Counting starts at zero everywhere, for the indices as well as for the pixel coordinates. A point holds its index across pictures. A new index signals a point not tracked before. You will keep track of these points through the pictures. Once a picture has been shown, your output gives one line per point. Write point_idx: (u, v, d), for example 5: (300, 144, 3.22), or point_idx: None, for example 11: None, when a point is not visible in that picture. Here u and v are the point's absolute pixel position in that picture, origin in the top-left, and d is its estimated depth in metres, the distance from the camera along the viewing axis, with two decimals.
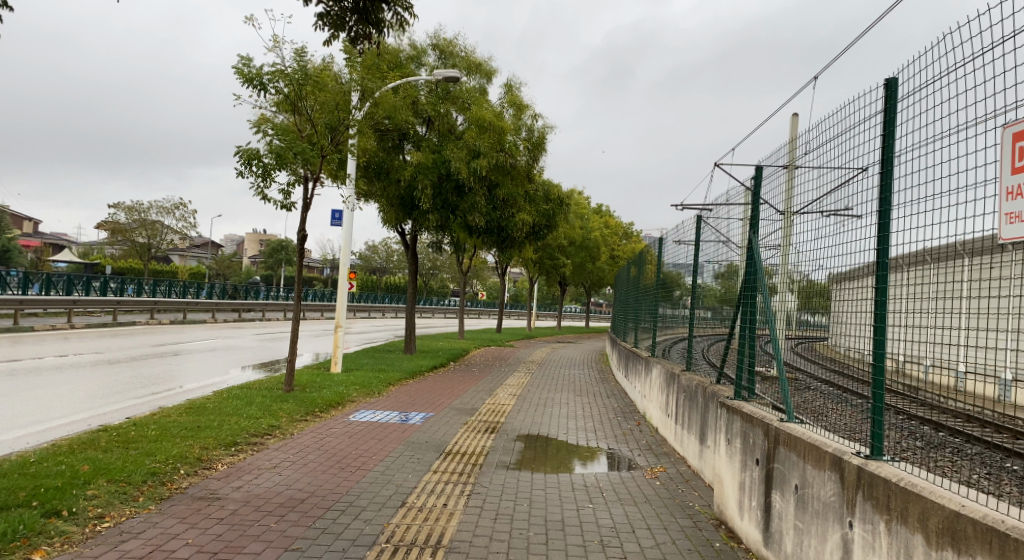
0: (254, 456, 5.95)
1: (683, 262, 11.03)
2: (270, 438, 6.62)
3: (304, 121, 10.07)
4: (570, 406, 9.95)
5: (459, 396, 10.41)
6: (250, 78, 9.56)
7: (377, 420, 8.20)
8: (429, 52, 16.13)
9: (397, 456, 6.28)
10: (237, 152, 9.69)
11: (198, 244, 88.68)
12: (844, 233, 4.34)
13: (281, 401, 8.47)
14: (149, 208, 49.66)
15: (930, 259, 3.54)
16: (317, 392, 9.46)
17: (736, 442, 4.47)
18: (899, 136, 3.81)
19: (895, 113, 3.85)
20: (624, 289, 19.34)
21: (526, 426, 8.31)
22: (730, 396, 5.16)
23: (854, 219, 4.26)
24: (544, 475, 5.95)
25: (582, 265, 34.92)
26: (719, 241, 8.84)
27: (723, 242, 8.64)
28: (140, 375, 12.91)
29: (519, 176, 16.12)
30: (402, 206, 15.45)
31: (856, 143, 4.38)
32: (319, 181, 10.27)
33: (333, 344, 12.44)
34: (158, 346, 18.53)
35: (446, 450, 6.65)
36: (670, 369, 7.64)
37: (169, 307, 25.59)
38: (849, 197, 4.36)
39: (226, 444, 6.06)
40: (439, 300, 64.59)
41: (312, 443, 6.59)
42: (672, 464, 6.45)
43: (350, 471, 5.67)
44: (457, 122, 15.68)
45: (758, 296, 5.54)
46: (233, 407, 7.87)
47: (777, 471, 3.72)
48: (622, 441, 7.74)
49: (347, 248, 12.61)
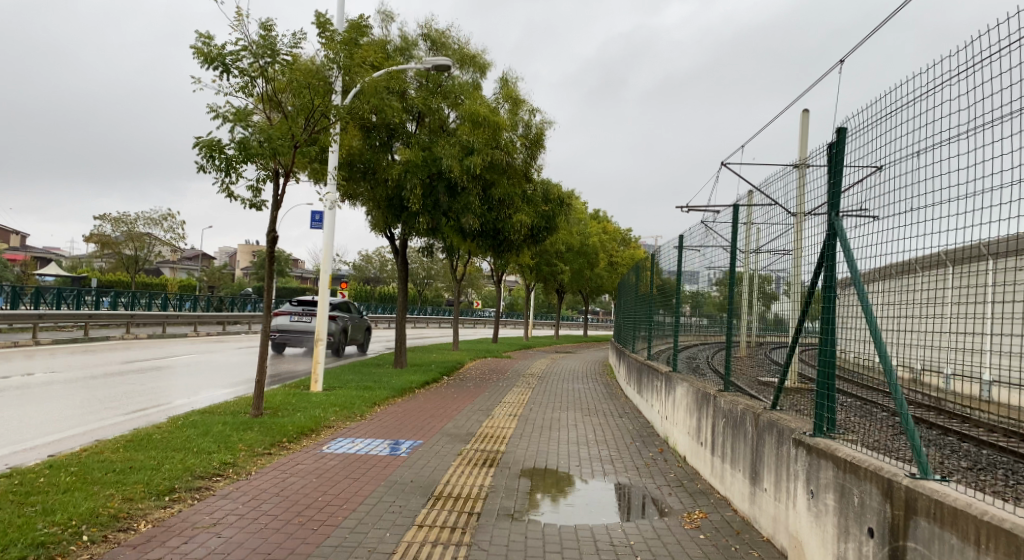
0: (191, 509, 4.71)
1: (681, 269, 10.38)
2: (219, 482, 5.39)
3: (276, 112, 8.94)
4: (578, 429, 8.77)
5: (451, 418, 9.21)
6: (212, 59, 8.52)
7: (357, 451, 7.01)
8: (419, 43, 15.03)
9: (374, 505, 5.08)
10: (197, 143, 8.51)
11: (189, 257, 87.28)
12: (860, 237, 4.21)
13: (243, 429, 7.25)
14: (137, 218, 48.24)
15: (952, 261, 3.44)
16: (289, 416, 8.25)
17: (826, 496, 3.25)
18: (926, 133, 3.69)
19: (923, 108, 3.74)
20: (626, 297, 18.29)
21: (531, 455, 7.09)
22: (804, 431, 3.94)
23: (878, 221, 4.05)
24: (559, 529, 4.73)
25: (581, 272, 33.76)
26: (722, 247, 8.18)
27: (727, 248, 7.94)
28: (100, 395, 11.65)
29: (516, 175, 15.01)
30: (390, 209, 14.30)
31: (879, 137, 4.16)
32: (292, 178, 9.14)
33: (312, 360, 11.23)
34: (128, 362, 17.15)
35: (434, 493, 5.45)
36: (702, 388, 6.51)
37: (148, 321, 24.22)
38: (865, 197, 4.22)
39: (158, 493, 4.83)
40: (433, 311, 63.13)
41: (271, 487, 5.37)
42: (713, 508, 5.26)
43: (312, 529, 4.45)
44: (449, 118, 14.58)
45: (819, 302, 4.62)
46: (184, 438, 6.64)
47: (912, 556, 2.53)
48: (645, 473, 6.54)
49: (327, 253, 11.40)
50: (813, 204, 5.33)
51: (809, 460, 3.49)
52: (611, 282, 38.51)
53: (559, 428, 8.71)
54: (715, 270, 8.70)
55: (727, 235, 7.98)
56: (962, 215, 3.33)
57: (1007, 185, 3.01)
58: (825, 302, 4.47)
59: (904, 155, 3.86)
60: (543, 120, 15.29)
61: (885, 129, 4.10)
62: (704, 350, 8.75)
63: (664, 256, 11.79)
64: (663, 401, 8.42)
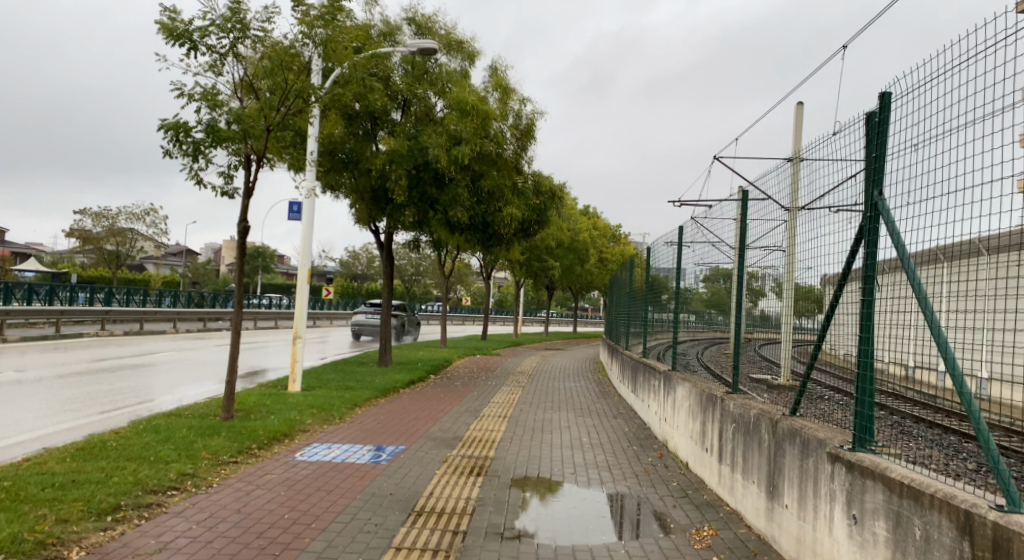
0: (136, 530, 4.14)
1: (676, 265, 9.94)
2: (174, 496, 4.82)
3: (248, 94, 8.33)
4: (572, 432, 8.22)
5: (437, 421, 8.66)
6: (177, 34, 7.89)
7: (333, 458, 6.46)
8: (404, 27, 14.44)
9: (347, 523, 4.52)
10: (161, 126, 7.80)
11: (173, 251, 86.11)
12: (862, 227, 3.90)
13: (209, 435, 6.67)
14: (118, 213, 47.17)
15: (946, 257, 3.21)
16: (262, 419, 7.67)
17: (874, 524, 2.76)
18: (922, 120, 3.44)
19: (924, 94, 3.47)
20: (619, 293, 17.75)
21: (522, 462, 6.55)
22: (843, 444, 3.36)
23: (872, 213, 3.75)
24: (554, 552, 4.19)
25: (572, 268, 33.18)
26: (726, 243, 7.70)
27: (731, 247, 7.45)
28: (65, 395, 10.97)
29: (506, 167, 14.43)
30: (374, 200, 13.70)
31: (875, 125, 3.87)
32: (265, 164, 8.54)
33: (291, 358, 10.64)
34: (100, 360, 16.40)
35: (415, 508, 4.91)
36: (708, 389, 6.01)
37: (124, 317, 23.41)
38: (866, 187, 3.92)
39: (99, 512, 4.26)
40: (421, 308, 62.36)
41: (232, 503, 4.80)
42: (725, 524, 4.74)
43: (273, 554, 3.90)
44: (436, 106, 14.05)
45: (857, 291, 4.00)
46: (142, 445, 6.04)
47: None
48: (646, 482, 6.02)
49: (306, 245, 10.78)
50: (839, 175, 4.64)
51: (850, 479, 2.99)
52: (601, 278, 37.91)
53: (551, 432, 8.16)
54: (714, 265, 8.26)
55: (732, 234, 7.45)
56: (963, 209, 3.09)
57: (1008, 175, 2.80)
58: (866, 290, 3.76)
59: (904, 145, 3.58)
60: (534, 109, 14.74)
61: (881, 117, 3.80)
62: (704, 350, 8.25)
63: (660, 251, 11.30)
64: (662, 403, 7.93)
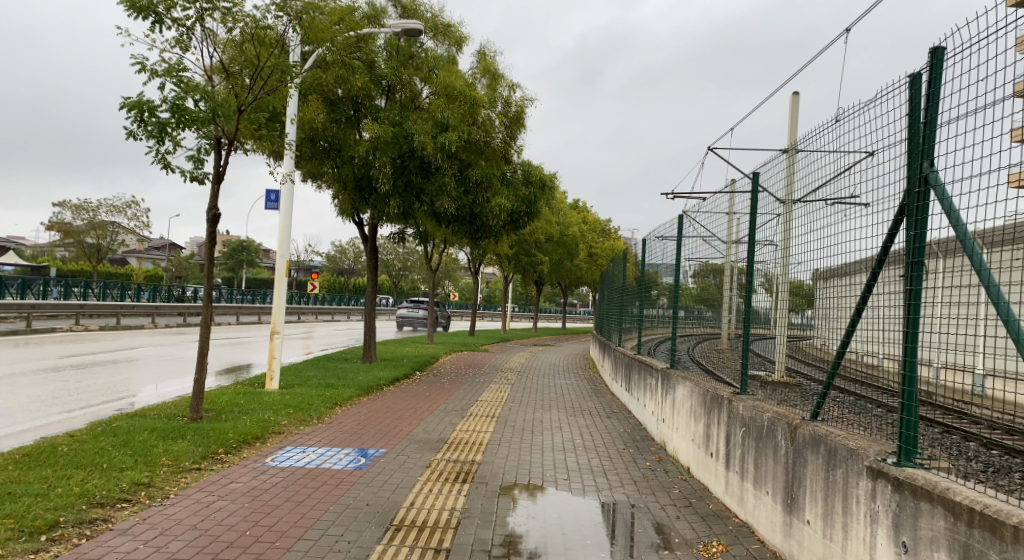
0: (74, 552, 3.63)
1: (672, 262, 9.53)
2: (124, 509, 4.30)
3: (218, 73, 7.79)
4: (564, 433, 7.79)
5: (421, 421, 8.19)
6: (141, 7, 7.32)
7: (307, 463, 5.97)
8: (389, 10, 13.91)
9: (316, 540, 4.04)
10: (122, 106, 7.17)
11: (155, 246, 84.61)
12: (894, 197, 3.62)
13: (173, 438, 6.15)
14: (99, 205, 46.08)
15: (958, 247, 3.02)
16: (233, 421, 7.15)
17: (932, 556, 2.34)
18: (946, 98, 3.19)
19: (944, 70, 3.21)
20: (608, 288, 17.35)
21: (512, 467, 6.10)
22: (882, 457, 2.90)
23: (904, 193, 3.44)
24: None
25: (560, 263, 32.77)
26: (728, 241, 7.30)
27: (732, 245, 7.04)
28: (26, 394, 10.32)
29: (495, 157, 13.98)
30: (358, 190, 13.15)
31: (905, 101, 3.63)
32: (237, 148, 8.01)
33: (268, 354, 10.08)
34: (70, 355, 15.67)
35: (393, 521, 4.44)
36: (712, 390, 5.58)
37: (100, 312, 22.61)
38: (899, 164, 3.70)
39: (32, 531, 3.74)
40: (407, 304, 61.66)
41: (190, 517, 4.30)
42: (735, 540, 4.31)
43: None
44: (422, 92, 13.58)
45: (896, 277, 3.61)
46: (96, 449, 5.51)
47: None
48: (645, 489, 5.59)
49: (284, 235, 10.24)
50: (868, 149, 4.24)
51: (897, 500, 2.56)
52: (590, 273, 37.42)
53: (542, 433, 7.71)
54: (710, 262, 7.86)
55: (734, 229, 7.04)
56: (969, 199, 2.95)
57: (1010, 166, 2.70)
58: (911, 272, 3.26)
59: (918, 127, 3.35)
60: (524, 96, 14.23)
61: (917, 86, 3.40)
62: (701, 347, 7.83)
63: (652, 246, 10.87)
64: (659, 402, 7.50)
